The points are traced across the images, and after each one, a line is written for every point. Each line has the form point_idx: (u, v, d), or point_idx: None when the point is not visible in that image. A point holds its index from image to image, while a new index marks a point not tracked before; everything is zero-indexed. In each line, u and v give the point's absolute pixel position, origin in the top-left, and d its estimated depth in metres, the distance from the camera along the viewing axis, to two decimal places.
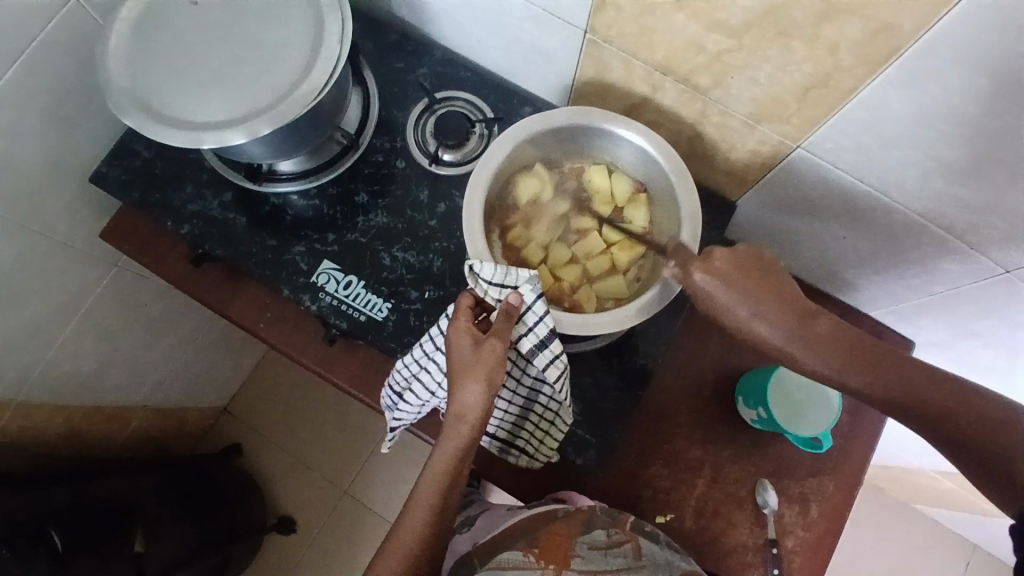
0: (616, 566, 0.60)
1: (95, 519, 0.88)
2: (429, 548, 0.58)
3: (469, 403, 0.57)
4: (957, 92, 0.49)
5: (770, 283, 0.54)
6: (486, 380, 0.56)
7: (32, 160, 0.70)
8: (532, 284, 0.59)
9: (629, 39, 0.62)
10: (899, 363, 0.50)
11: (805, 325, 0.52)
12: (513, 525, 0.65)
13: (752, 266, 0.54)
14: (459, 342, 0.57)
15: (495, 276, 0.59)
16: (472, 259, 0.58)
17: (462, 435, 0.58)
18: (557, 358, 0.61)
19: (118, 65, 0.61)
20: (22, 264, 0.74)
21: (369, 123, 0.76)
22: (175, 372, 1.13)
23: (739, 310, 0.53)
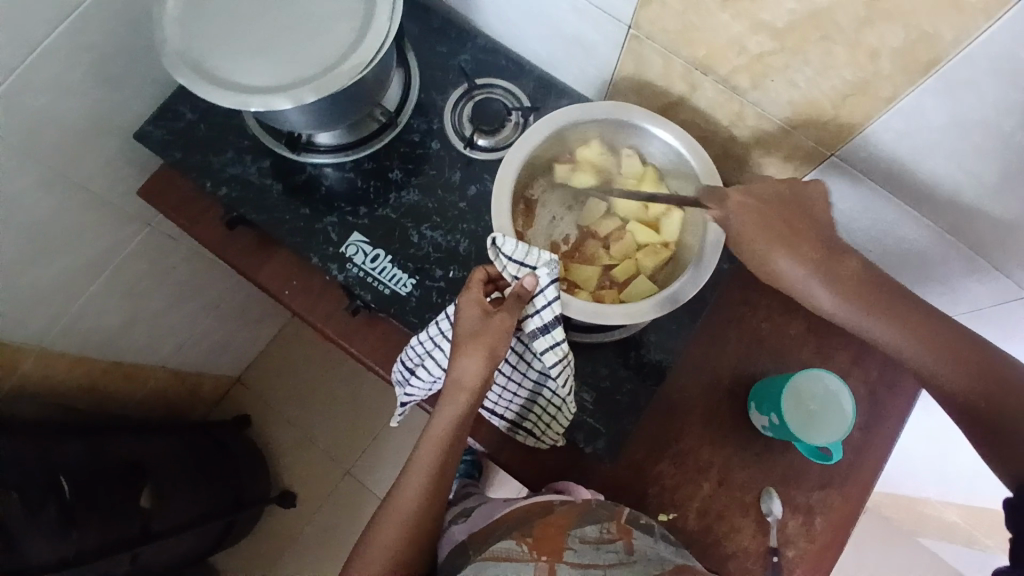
0: (608, 560, 0.58)
1: (106, 471, 0.89)
2: (424, 519, 0.59)
3: (468, 375, 0.58)
4: (994, 105, 0.49)
5: (814, 238, 0.57)
6: (487, 349, 0.57)
7: (82, 113, 0.72)
8: (548, 269, 0.59)
9: (671, 35, 0.63)
10: (920, 310, 0.55)
11: (841, 279, 0.56)
12: (510, 515, 0.64)
13: (770, 214, 0.57)
14: (467, 312, 0.58)
15: (515, 255, 0.59)
16: (496, 234, 0.59)
17: (458, 403, 0.59)
18: (558, 346, 0.61)
19: (174, 24, 0.63)
20: (62, 213, 0.77)
21: (408, 103, 0.78)
22: (193, 337, 1.15)
23: (780, 262, 0.56)
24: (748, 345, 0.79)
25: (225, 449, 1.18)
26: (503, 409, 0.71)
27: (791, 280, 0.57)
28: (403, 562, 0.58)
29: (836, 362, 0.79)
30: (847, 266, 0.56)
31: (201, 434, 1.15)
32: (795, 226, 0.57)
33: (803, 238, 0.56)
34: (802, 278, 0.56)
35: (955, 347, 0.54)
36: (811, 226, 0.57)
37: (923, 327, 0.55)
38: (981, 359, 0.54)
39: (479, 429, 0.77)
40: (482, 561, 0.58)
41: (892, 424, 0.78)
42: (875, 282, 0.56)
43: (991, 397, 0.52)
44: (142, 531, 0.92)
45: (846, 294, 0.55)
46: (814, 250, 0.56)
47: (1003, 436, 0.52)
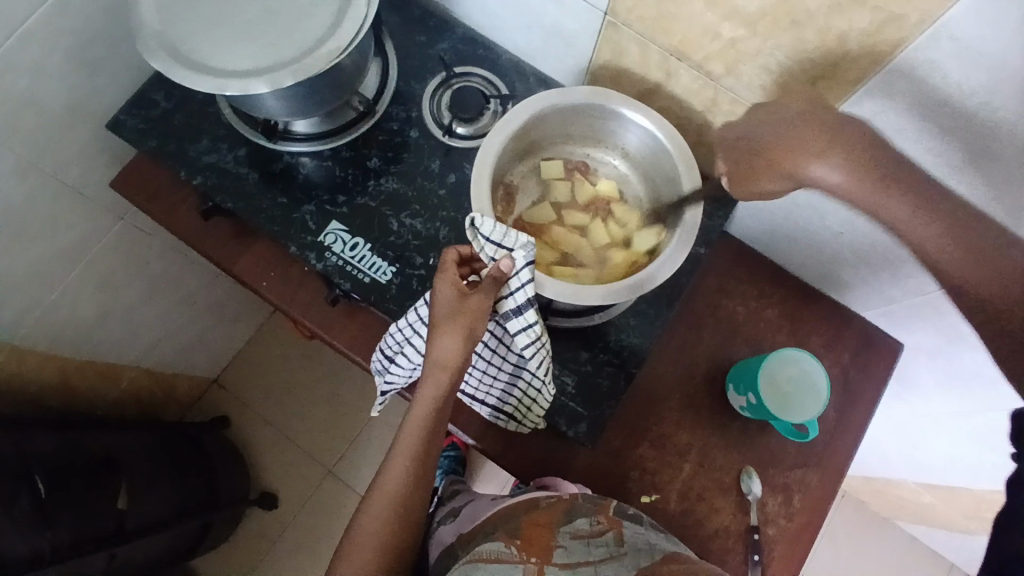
0: (598, 555, 0.57)
1: (80, 470, 0.87)
2: (411, 502, 0.59)
3: (447, 354, 0.58)
4: (956, 88, 0.50)
5: (829, 126, 0.48)
6: (465, 330, 0.58)
7: (53, 101, 0.71)
8: (525, 252, 0.59)
9: (647, 22, 0.64)
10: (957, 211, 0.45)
11: (865, 165, 0.47)
12: (496, 513, 0.63)
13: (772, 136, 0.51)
14: (443, 291, 0.59)
15: (492, 236, 0.60)
16: (473, 214, 0.60)
17: (439, 382, 0.59)
18: (531, 328, 0.62)
19: (147, 9, 0.62)
20: (32, 204, 0.75)
21: (386, 93, 0.78)
22: (168, 334, 1.13)
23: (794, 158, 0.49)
24: (727, 329, 0.81)
25: (201, 449, 1.16)
26: (485, 394, 0.71)
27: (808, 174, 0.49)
28: (393, 546, 0.58)
29: (811, 345, 0.81)
30: (876, 150, 0.47)
31: (176, 434, 1.12)
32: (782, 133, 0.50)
33: (814, 129, 0.48)
34: (814, 164, 0.48)
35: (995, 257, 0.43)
36: (830, 110, 0.50)
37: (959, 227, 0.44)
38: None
39: (462, 416, 0.77)
40: (470, 564, 0.57)
41: (865, 404, 0.80)
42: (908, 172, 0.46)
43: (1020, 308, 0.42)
44: (117, 530, 0.90)
45: (866, 177, 0.46)
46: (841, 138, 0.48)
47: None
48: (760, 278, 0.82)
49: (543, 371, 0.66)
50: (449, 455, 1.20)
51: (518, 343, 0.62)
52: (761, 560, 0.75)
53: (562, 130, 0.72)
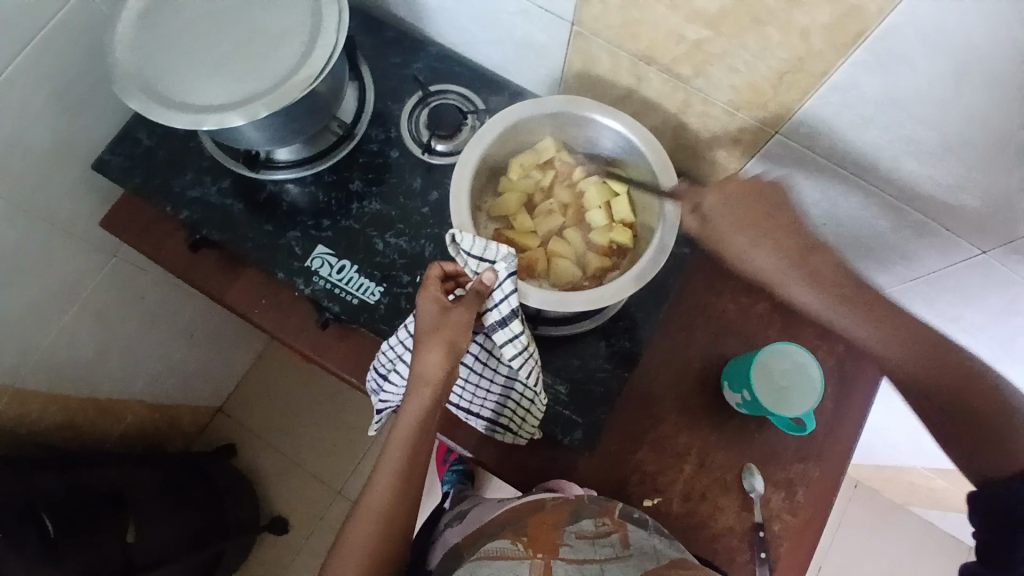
0: (604, 553, 0.57)
1: (88, 506, 0.88)
2: (398, 514, 0.59)
3: (430, 369, 0.59)
4: (923, 73, 0.51)
5: (807, 238, 0.62)
6: (446, 343, 0.58)
7: (37, 146, 0.72)
8: (506, 263, 0.59)
9: (613, 30, 0.65)
10: (919, 325, 0.58)
11: (838, 285, 0.60)
12: (503, 517, 0.64)
13: (759, 211, 0.62)
14: (426, 307, 0.60)
15: (473, 250, 0.60)
16: (453, 230, 0.60)
17: (422, 396, 0.59)
18: (517, 339, 0.62)
19: (123, 51, 0.63)
20: (24, 248, 0.76)
21: (364, 116, 0.79)
22: (170, 367, 1.14)
23: (753, 256, 0.62)
24: (719, 326, 0.81)
25: (210, 477, 1.17)
26: (479, 407, 0.72)
27: (774, 276, 0.62)
28: (381, 557, 0.58)
29: (804, 338, 0.81)
30: (845, 269, 0.61)
31: (184, 463, 1.14)
32: (777, 225, 0.62)
33: (784, 234, 0.61)
34: (790, 281, 0.61)
35: (945, 359, 0.57)
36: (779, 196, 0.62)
37: (921, 336, 0.57)
38: (962, 363, 0.57)
39: (459, 431, 0.77)
40: (474, 562, 0.57)
41: (862, 394, 0.80)
42: (866, 288, 0.60)
43: (966, 388, 0.56)
44: (128, 566, 0.91)
45: (836, 297, 0.60)
46: (792, 246, 0.61)
47: (963, 419, 0.56)
48: None
49: (534, 381, 0.66)
50: (456, 468, 1.20)
51: (505, 355, 0.63)
52: (768, 557, 0.75)
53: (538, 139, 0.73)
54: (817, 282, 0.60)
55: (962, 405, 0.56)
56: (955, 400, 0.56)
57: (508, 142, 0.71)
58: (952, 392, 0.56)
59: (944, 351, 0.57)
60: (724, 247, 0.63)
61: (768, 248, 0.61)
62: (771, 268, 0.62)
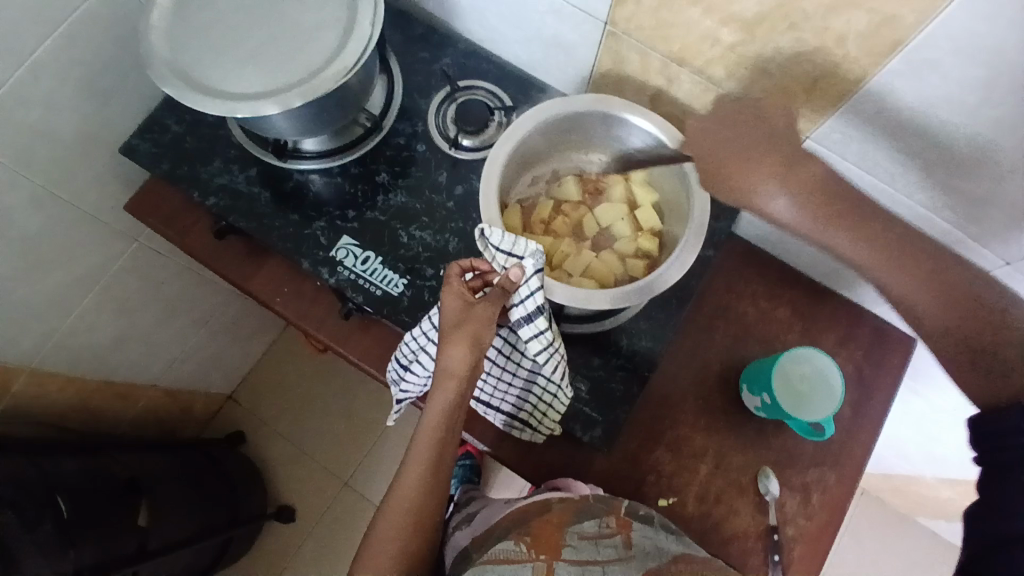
0: (607, 555, 0.57)
1: (102, 489, 0.88)
2: (424, 509, 0.59)
3: (456, 362, 0.59)
4: (959, 81, 0.51)
5: (791, 157, 0.55)
6: (471, 337, 0.59)
7: (68, 129, 0.72)
8: (534, 260, 0.60)
9: (646, 31, 0.65)
10: (918, 243, 0.52)
11: (813, 204, 0.53)
12: (508, 517, 0.63)
13: (724, 140, 0.58)
14: (449, 303, 0.60)
15: (502, 246, 0.60)
16: (483, 224, 0.61)
17: (449, 390, 0.60)
18: (542, 335, 0.62)
19: (159, 37, 0.64)
20: (50, 231, 0.77)
21: (392, 109, 0.79)
22: (185, 354, 1.14)
23: (759, 182, 0.55)
24: (738, 330, 0.81)
25: (220, 464, 1.17)
26: (499, 401, 0.72)
27: (759, 195, 0.55)
28: (411, 551, 0.58)
29: (824, 344, 0.81)
30: (834, 185, 0.54)
31: (194, 450, 1.14)
32: (759, 147, 0.56)
33: (772, 157, 0.55)
34: (767, 200, 0.55)
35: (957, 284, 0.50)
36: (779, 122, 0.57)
37: (920, 260, 0.51)
38: (969, 286, 0.50)
39: (478, 425, 0.77)
40: (481, 565, 0.57)
41: (881, 401, 0.80)
42: (850, 197, 0.53)
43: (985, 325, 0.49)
44: (140, 550, 0.91)
45: (814, 212, 0.53)
46: (776, 165, 0.55)
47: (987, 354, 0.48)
48: (770, 277, 0.82)
49: (558, 375, 0.66)
50: (465, 464, 1.20)
51: (530, 349, 0.63)
52: (782, 561, 0.75)
53: (563, 143, 0.74)
54: (800, 198, 0.53)
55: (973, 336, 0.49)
56: (970, 335, 0.49)
57: (538, 140, 0.71)
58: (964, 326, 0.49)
59: (957, 281, 0.50)
60: (711, 176, 0.58)
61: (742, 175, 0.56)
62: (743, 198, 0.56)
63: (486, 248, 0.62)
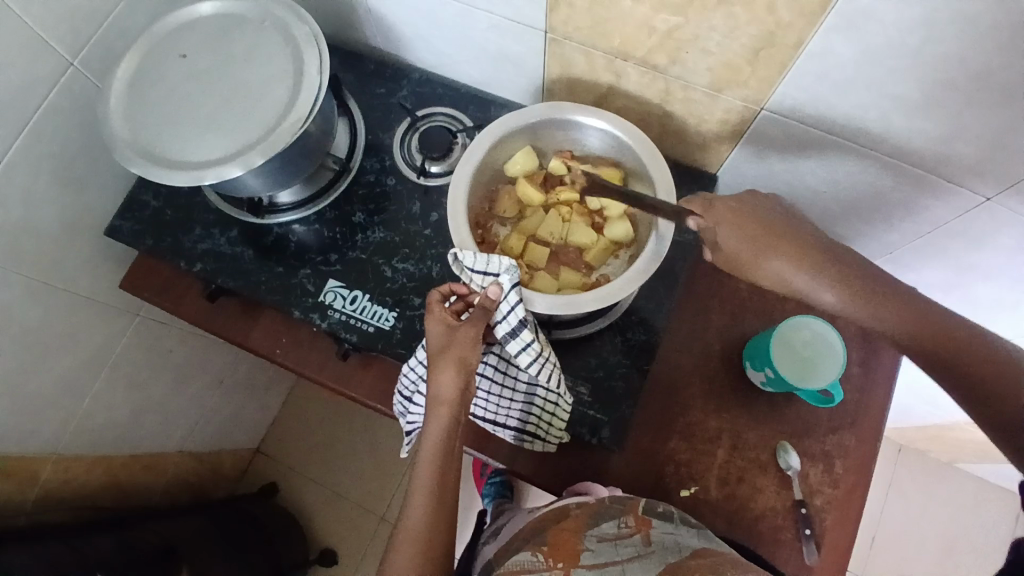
0: (626, 554, 0.57)
1: (143, 561, 0.89)
2: (434, 536, 0.60)
3: (446, 388, 0.60)
4: (897, 27, 0.51)
5: (813, 241, 0.55)
6: (458, 360, 0.60)
7: (51, 221, 0.75)
8: (510, 275, 0.62)
9: (585, 31, 0.66)
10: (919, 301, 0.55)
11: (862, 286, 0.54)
12: (530, 529, 0.64)
13: (755, 220, 0.57)
14: (433, 329, 0.61)
15: (476, 266, 0.63)
16: (455, 249, 0.63)
17: (443, 416, 0.61)
18: (530, 347, 0.63)
19: (119, 120, 0.66)
20: (51, 320, 0.79)
21: (357, 148, 0.81)
22: (205, 415, 1.17)
23: (777, 266, 0.55)
24: (733, 308, 0.81)
25: (257, 519, 1.19)
26: (505, 417, 0.72)
27: (792, 285, 0.55)
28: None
29: None
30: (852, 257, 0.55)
31: (227, 511, 1.15)
32: (778, 234, 0.56)
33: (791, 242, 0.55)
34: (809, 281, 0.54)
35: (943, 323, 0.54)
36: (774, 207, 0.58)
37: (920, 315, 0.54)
38: (943, 316, 0.54)
39: (489, 443, 0.78)
40: None
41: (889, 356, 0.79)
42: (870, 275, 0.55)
43: (950, 331, 0.54)
44: None
45: (857, 297, 0.54)
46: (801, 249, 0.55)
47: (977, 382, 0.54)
48: None
49: (556, 383, 0.67)
50: (495, 480, 1.17)
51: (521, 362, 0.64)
52: (815, 532, 0.73)
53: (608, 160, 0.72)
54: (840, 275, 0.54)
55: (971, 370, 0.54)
56: (975, 383, 0.54)
57: (499, 155, 0.72)
58: (936, 347, 0.54)
59: (934, 319, 0.54)
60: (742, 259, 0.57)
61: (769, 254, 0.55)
62: (779, 274, 0.55)
63: (461, 270, 0.64)
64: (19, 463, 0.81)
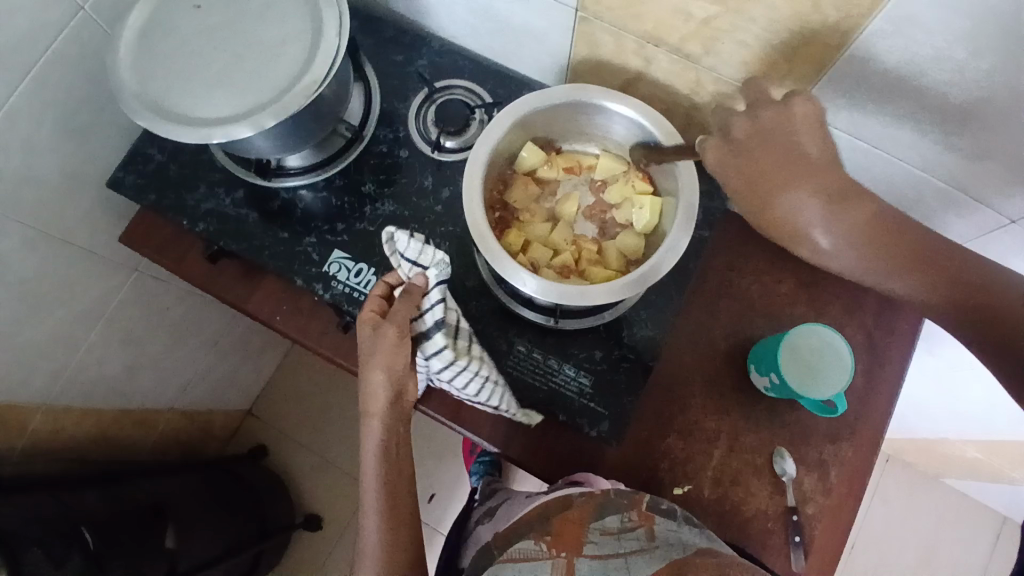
0: (629, 547, 0.57)
1: (128, 517, 0.89)
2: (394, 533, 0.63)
3: (375, 392, 0.63)
4: (947, 37, 0.49)
5: (841, 181, 0.54)
6: (383, 365, 0.61)
7: (52, 170, 0.73)
8: (435, 271, 0.60)
9: (617, 13, 0.63)
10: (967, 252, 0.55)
11: (868, 235, 0.53)
12: (529, 513, 0.62)
13: (768, 161, 0.54)
14: (362, 329, 0.62)
15: (407, 254, 0.60)
16: (393, 229, 0.60)
17: (375, 422, 0.64)
18: (442, 352, 0.63)
19: (127, 71, 0.63)
20: (47, 271, 0.77)
21: (372, 115, 0.78)
22: (197, 375, 1.16)
23: (817, 232, 0.54)
24: (741, 309, 0.79)
25: (245, 480, 1.19)
26: (473, 393, 0.72)
27: (802, 221, 0.54)
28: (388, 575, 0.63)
29: (832, 315, 0.79)
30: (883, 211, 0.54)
31: (215, 469, 1.15)
32: (814, 165, 0.53)
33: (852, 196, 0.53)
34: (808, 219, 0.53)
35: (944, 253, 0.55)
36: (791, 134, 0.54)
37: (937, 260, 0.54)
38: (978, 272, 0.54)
39: (485, 426, 0.77)
40: (499, 563, 0.57)
41: (894, 368, 0.78)
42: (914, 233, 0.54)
43: (960, 282, 0.54)
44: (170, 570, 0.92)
45: (863, 242, 0.54)
46: (846, 201, 0.53)
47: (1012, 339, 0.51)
48: (770, 252, 0.80)
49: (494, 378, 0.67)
50: (485, 460, 1.16)
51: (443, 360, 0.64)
52: (803, 540, 0.73)
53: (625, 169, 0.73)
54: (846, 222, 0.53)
55: (990, 317, 0.52)
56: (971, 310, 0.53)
57: (518, 135, 0.70)
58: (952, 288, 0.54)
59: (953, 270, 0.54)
60: (752, 196, 0.55)
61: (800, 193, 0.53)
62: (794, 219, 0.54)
63: (394, 252, 0.61)
64: (7, 411, 0.80)
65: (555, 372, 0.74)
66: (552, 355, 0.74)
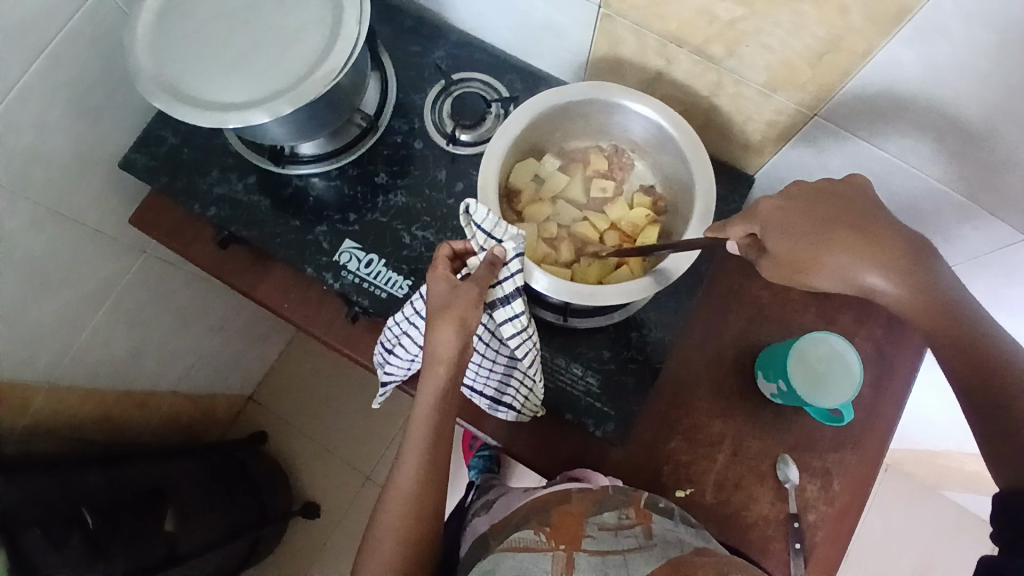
0: (627, 544, 0.56)
1: (128, 500, 0.89)
2: (422, 501, 0.61)
3: (442, 348, 0.57)
4: (973, 49, 0.48)
5: (888, 234, 0.52)
6: (456, 320, 0.58)
7: (64, 148, 0.72)
8: (515, 243, 0.59)
9: (641, 11, 0.62)
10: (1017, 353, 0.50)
11: (913, 293, 0.51)
12: (528, 506, 0.63)
13: (819, 221, 0.53)
14: (436, 287, 0.59)
15: (484, 224, 0.59)
16: (470, 200, 0.59)
17: (439, 375, 0.59)
18: (518, 318, 0.62)
19: (144, 51, 0.63)
20: (55, 250, 0.77)
21: (387, 106, 0.78)
22: (201, 359, 1.16)
23: (833, 257, 0.52)
24: (751, 314, 0.79)
25: (245, 466, 1.19)
26: (474, 381, 0.71)
27: (852, 279, 0.52)
28: (413, 534, 0.60)
29: (842, 324, 0.78)
30: (929, 274, 0.51)
31: (218, 453, 1.15)
32: (864, 228, 0.52)
33: (887, 245, 0.51)
34: (866, 275, 0.52)
35: (951, 306, 0.51)
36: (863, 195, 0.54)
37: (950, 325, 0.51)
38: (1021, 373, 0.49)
39: (489, 423, 0.76)
40: (499, 552, 0.57)
41: (901, 380, 0.78)
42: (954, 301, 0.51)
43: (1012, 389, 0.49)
44: (167, 553, 0.93)
45: (908, 298, 0.52)
46: (889, 250, 0.51)
47: (1009, 413, 0.49)
48: None
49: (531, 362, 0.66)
50: (483, 454, 1.17)
51: (504, 333, 0.63)
52: (804, 547, 0.73)
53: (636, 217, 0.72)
54: (903, 279, 0.51)
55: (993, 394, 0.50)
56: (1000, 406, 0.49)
57: (535, 131, 0.69)
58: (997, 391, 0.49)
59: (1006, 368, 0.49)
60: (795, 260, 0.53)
61: (844, 259, 0.52)
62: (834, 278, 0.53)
63: (469, 224, 0.61)
64: (11, 388, 0.79)
65: (562, 370, 0.74)
66: (559, 354, 0.74)
